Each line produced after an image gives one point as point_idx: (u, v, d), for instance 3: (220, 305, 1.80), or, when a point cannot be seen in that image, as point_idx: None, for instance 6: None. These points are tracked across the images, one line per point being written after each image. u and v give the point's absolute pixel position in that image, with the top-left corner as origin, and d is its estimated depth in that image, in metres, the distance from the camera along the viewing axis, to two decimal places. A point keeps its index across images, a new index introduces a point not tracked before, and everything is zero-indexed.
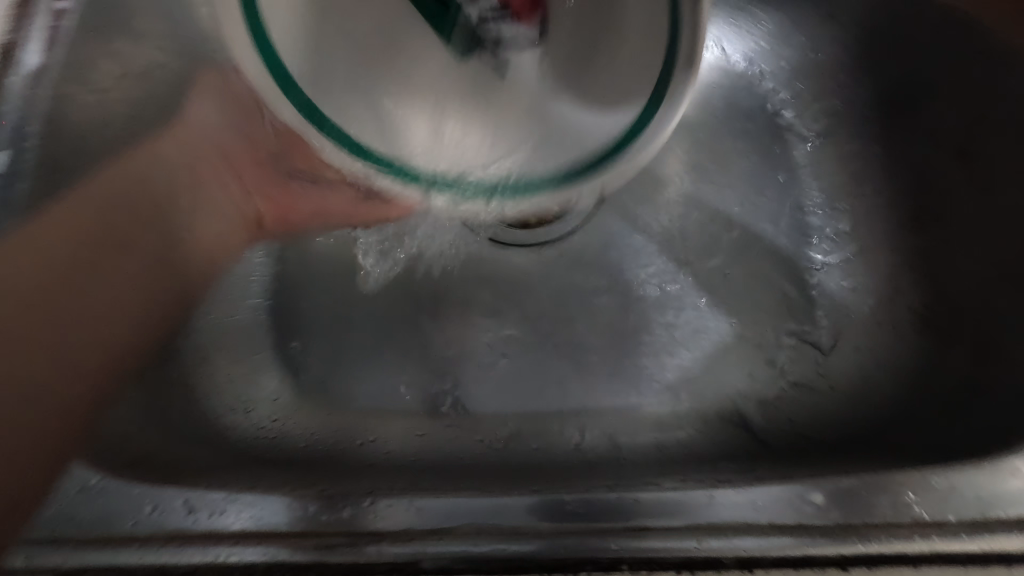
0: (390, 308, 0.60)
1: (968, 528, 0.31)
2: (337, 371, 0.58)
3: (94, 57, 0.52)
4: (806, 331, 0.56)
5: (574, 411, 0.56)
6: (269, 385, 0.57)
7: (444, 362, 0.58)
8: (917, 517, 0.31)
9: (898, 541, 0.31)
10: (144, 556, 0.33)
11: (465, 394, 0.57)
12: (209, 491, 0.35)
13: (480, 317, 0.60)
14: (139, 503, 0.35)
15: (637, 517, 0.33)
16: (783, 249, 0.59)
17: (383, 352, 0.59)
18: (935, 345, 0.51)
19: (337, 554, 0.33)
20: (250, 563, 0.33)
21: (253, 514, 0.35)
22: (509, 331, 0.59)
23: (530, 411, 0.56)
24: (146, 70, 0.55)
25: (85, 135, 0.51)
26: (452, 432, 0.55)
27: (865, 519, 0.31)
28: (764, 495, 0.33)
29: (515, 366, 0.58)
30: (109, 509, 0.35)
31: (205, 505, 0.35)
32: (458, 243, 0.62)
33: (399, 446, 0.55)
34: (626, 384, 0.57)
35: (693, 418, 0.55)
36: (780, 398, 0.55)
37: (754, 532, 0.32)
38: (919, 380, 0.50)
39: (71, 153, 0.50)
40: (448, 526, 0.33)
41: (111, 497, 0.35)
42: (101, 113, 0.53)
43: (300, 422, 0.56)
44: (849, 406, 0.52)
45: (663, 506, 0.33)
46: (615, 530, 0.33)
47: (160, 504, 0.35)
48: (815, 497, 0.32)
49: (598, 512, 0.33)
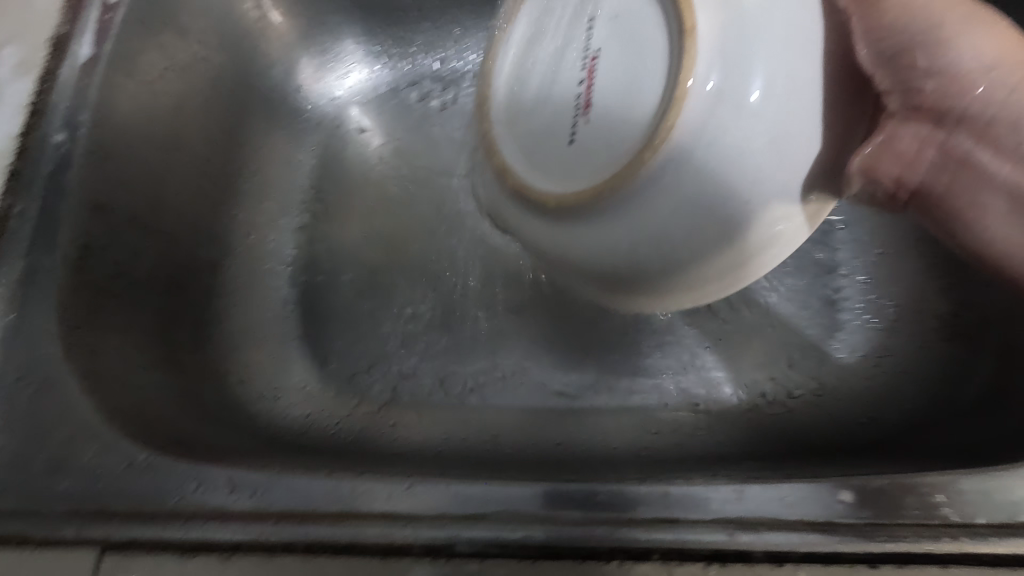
0: (417, 301, 0.61)
1: (996, 531, 0.31)
2: (362, 361, 0.59)
3: (144, 46, 0.52)
4: (829, 335, 0.57)
5: (597, 408, 0.57)
6: (298, 373, 0.58)
7: (470, 356, 0.59)
8: (946, 519, 0.32)
9: (926, 542, 0.31)
10: (189, 531, 0.35)
11: (484, 389, 0.58)
12: (249, 470, 0.36)
13: (505, 313, 0.61)
14: (183, 481, 0.36)
15: (667, 510, 0.33)
16: (808, 254, 0.59)
17: (408, 344, 0.60)
18: (960, 355, 0.51)
19: (373, 535, 0.34)
20: (290, 541, 0.34)
21: (291, 494, 0.35)
22: (531, 329, 0.60)
23: (553, 407, 0.57)
24: (190, 63, 0.56)
25: (132, 125, 0.52)
26: (477, 424, 0.56)
27: (894, 519, 0.32)
28: (795, 491, 0.33)
29: (535, 362, 0.59)
30: (156, 487, 0.36)
31: (247, 483, 0.36)
32: (482, 240, 0.63)
33: (425, 438, 0.56)
34: (648, 381, 0.57)
35: (713, 416, 0.55)
36: (801, 400, 0.55)
37: (784, 528, 0.32)
38: (943, 388, 0.50)
39: (119, 141, 0.51)
40: (482, 512, 0.34)
41: (158, 475, 0.36)
42: (147, 103, 0.53)
43: (331, 410, 0.57)
44: (869, 410, 0.53)
45: (694, 499, 0.33)
46: (646, 521, 0.33)
47: (203, 481, 0.36)
48: (845, 496, 0.33)
49: (627, 503, 0.34)
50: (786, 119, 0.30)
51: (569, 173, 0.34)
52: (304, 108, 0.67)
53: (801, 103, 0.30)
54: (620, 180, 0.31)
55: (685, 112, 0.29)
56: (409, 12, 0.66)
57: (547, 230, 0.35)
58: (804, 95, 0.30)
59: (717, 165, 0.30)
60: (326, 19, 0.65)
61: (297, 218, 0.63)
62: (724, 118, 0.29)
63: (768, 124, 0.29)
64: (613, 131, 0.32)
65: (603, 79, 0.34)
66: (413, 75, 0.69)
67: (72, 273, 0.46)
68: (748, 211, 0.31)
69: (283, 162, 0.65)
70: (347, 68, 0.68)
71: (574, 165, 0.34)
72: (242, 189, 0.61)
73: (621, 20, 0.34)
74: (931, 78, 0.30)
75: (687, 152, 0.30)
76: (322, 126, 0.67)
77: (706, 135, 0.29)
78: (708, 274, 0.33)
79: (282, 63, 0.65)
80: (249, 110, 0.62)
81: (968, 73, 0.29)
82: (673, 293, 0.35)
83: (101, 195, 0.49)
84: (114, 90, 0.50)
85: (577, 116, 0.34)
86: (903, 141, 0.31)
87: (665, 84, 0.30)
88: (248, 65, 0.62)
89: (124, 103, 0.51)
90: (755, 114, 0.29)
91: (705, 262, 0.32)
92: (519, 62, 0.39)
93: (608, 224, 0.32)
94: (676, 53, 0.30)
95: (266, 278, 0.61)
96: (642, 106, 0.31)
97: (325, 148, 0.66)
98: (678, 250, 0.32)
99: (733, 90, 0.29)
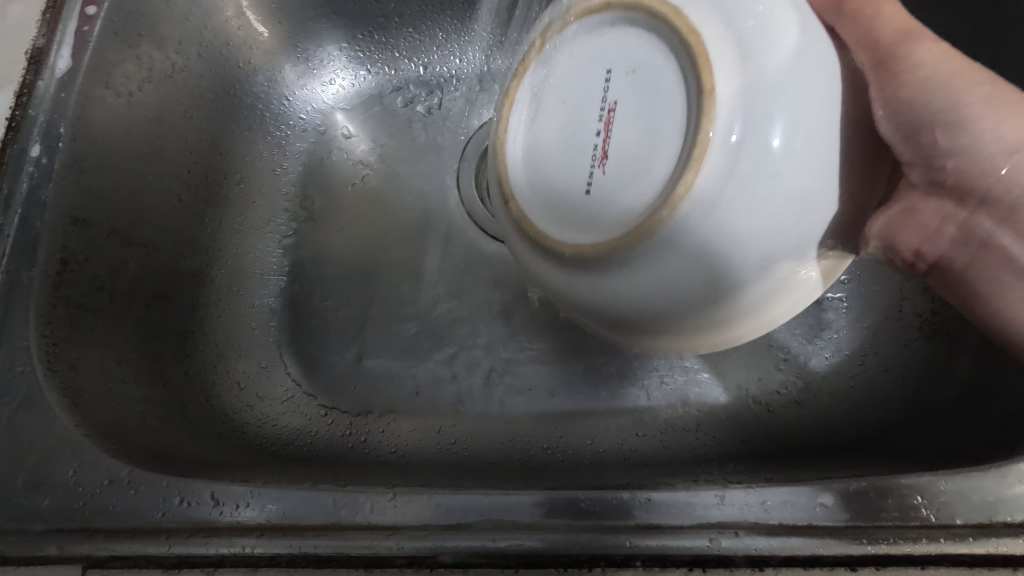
0: (406, 308, 0.61)
1: (974, 531, 0.32)
2: (352, 370, 0.59)
3: (121, 58, 0.52)
4: (815, 335, 0.57)
5: (586, 412, 0.57)
6: (285, 382, 0.58)
7: (458, 363, 0.59)
8: (925, 520, 0.32)
9: (906, 543, 0.32)
10: (173, 546, 0.35)
11: (472, 395, 0.58)
12: (232, 484, 0.36)
13: (492, 319, 0.61)
14: (165, 496, 0.36)
15: (649, 516, 0.34)
16: None
17: (396, 351, 0.60)
18: (943, 352, 0.51)
19: (358, 547, 0.34)
20: (275, 555, 0.34)
21: (275, 508, 0.35)
22: (518, 333, 0.60)
23: (541, 412, 0.57)
24: (169, 73, 0.56)
25: (112, 137, 0.52)
26: (465, 431, 0.56)
27: (874, 521, 0.32)
28: (777, 496, 0.33)
29: (523, 367, 0.59)
30: (138, 502, 0.36)
31: (231, 498, 0.36)
32: (469, 245, 0.63)
33: (413, 445, 0.56)
34: (636, 383, 0.57)
35: (700, 417, 0.56)
36: (787, 401, 0.55)
37: (765, 532, 0.32)
38: (925, 386, 0.51)
39: (98, 154, 0.51)
40: (467, 522, 0.34)
41: (140, 492, 0.36)
42: (126, 116, 0.53)
43: (321, 420, 0.57)
44: (854, 410, 0.53)
45: (677, 505, 0.34)
46: (628, 527, 0.33)
47: (186, 497, 0.36)
48: (826, 499, 0.33)
49: (610, 509, 0.34)
50: (806, 178, 0.30)
51: (589, 221, 0.34)
52: (288, 115, 0.66)
53: (821, 163, 0.30)
54: (644, 231, 0.31)
55: (707, 170, 0.30)
56: (391, 17, 0.65)
57: (576, 279, 0.35)
58: (824, 159, 0.30)
59: (738, 220, 0.30)
60: (309, 27, 0.65)
61: (283, 226, 0.63)
62: (741, 176, 0.30)
63: (789, 181, 0.30)
64: (630, 185, 0.33)
65: (619, 132, 0.34)
66: (396, 80, 0.68)
67: (51, 288, 0.46)
68: (760, 264, 0.31)
69: (268, 170, 0.64)
70: (331, 73, 0.68)
71: (591, 212, 0.34)
72: (226, 199, 0.61)
73: (638, 72, 0.34)
74: (952, 156, 0.33)
75: (707, 206, 0.30)
76: (308, 132, 0.67)
77: (727, 191, 0.30)
78: (720, 322, 0.33)
79: (266, 70, 0.64)
80: (232, 120, 0.62)
81: (989, 153, 0.32)
82: (687, 340, 0.35)
83: (81, 210, 0.49)
84: (92, 104, 0.50)
85: (593, 165, 0.34)
86: (921, 210, 0.35)
87: (684, 142, 0.31)
88: (231, 73, 0.61)
89: (103, 116, 0.51)
90: (775, 173, 0.30)
91: (718, 311, 0.32)
92: (533, 103, 0.38)
93: (630, 275, 0.32)
94: (694, 113, 0.31)
95: (251, 288, 0.60)
96: (660, 163, 0.32)
97: (310, 155, 0.66)
98: (703, 299, 0.32)
99: (754, 148, 0.30)
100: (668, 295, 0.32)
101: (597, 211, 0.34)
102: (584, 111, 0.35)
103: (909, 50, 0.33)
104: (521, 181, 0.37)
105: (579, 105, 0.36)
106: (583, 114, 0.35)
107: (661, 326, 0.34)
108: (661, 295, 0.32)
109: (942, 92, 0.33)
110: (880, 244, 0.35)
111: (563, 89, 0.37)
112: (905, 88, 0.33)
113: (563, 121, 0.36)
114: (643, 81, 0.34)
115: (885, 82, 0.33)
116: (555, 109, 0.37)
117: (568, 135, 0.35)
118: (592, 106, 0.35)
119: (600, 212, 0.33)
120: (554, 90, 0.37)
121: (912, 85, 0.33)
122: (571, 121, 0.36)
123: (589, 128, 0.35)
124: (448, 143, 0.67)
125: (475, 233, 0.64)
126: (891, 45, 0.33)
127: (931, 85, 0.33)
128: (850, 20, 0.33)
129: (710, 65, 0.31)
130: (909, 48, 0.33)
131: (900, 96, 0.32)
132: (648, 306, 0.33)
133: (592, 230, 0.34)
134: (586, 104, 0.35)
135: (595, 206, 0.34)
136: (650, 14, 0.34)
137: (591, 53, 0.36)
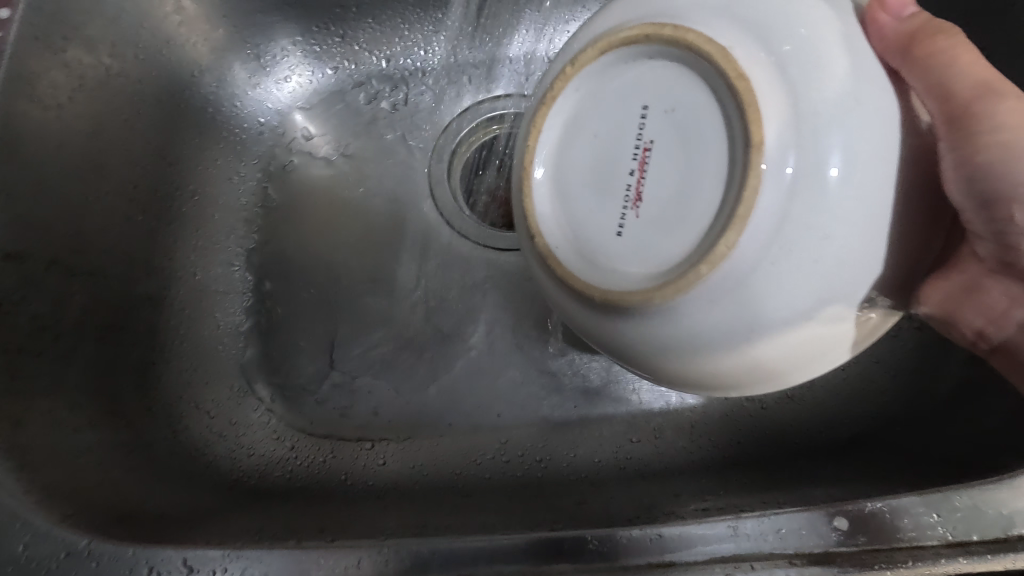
0: (380, 319, 0.58)
1: (992, 548, 0.31)
2: (328, 393, 0.56)
3: (46, 66, 0.46)
4: None
5: (577, 421, 0.55)
6: (259, 409, 0.54)
7: (441, 378, 0.56)
8: (943, 538, 0.31)
9: (925, 565, 0.31)
10: None
11: (458, 410, 0.55)
12: (206, 547, 0.33)
13: (476, 329, 0.58)
14: (133, 567, 0.33)
15: (661, 552, 0.32)
16: None
17: (376, 369, 0.56)
18: (935, 344, 0.50)
19: None
20: None
21: (258, 571, 0.32)
22: (502, 341, 0.57)
23: (532, 424, 0.55)
24: (103, 80, 0.50)
25: (45, 155, 0.47)
26: (453, 448, 0.54)
27: (891, 543, 0.31)
28: (791, 523, 0.32)
29: (509, 377, 0.56)
30: (104, 575, 0.33)
31: (205, 563, 0.33)
32: (446, 251, 0.60)
33: (399, 468, 0.53)
34: (626, 389, 0.55)
35: (696, 419, 0.54)
36: (782, 400, 0.54)
37: (782, 562, 0.31)
38: (920, 378, 0.50)
39: (30, 176, 0.46)
40: (469, 572, 0.32)
41: (104, 562, 0.33)
42: (57, 132, 0.47)
43: (299, 449, 0.53)
44: (847, 406, 0.52)
45: (689, 540, 0.32)
46: (641, 567, 0.32)
47: (155, 565, 0.33)
48: (841, 522, 0.32)
49: (617, 546, 0.32)
50: (855, 236, 0.28)
51: (620, 270, 0.32)
52: (243, 118, 0.61)
53: (873, 213, 0.28)
54: (680, 287, 0.29)
55: (752, 226, 0.28)
56: (349, 7, 0.60)
57: (606, 323, 0.32)
58: (877, 208, 0.28)
59: (781, 276, 0.28)
60: (258, 20, 0.59)
61: (245, 241, 0.59)
62: (791, 231, 0.28)
63: (841, 234, 0.28)
64: (667, 236, 0.31)
65: (656, 175, 0.31)
66: (358, 75, 0.63)
67: None
68: (798, 318, 0.29)
69: (225, 178, 0.59)
70: (287, 69, 0.62)
71: (625, 259, 0.32)
72: (179, 215, 0.56)
73: (677, 109, 0.31)
74: None
75: (752, 261, 0.28)
76: (267, 136, 0.62)
77: (773, 246, 0.28)
78: (757, 376, 0.31)
79: (215, 69, 0.59)
80: (181, 127, 0.57)
81: None
82: (721, 390, 0.33)
83: (13, 242, 0.44)
84: (16, 120, 0.45)
85: (626, 209, 0.32)
86: (986, 290, 0.34)
87: (727, 195, 0.29)
88: (175, 75, 0.56)
89: (31, 135, 0.46)
90: (824, 226, 0.28)
91: (752, 366, 0.31)
92: (563, 133, 0.34)
93: (663, 323, 0.30)
94: (742, 166, 0.28)
95: (214, 309, 0.56)
96: (697, 209, 0.30)
97: (269, 162, 0.61)
98: (742, 351, 0.30)
99: (809, 196, 0.28)
100: (704, 348, 0.30)
101: (631, 261, 0.32)
102: (619, 149, 0.33)
103: (989, 106, 0.31)
104: (547, 214, 0.34)
105: (613, 143, 0.33)
106: (617, 154, 0.33)
107: (697, 375, 0.32)
108: (696, 348, 0.30)
109: (1021, 155, 0.31)
110: (940, 315, 0.34)
111: (596, 121, 0.33)
112: (983, 153, 0.30)
113: (594, 159, 0.33)
114: (684, 121, 0.31)
115: (961, 139, 0.30)
116: (586, 144, 0.34)
117: (601, 175, 0.33)
118: (625, 142, 0.32)
119: (636, 262, 0.31)
120: (586, 119, 0.34)
121: (989, 151, 0.30)
122: (603, 160, 0.33)
123: (625, 168, 0.32)
124: (418, 142, 0.63)
125: (453, 238, 0.60)
126: (969, 98, 0.31)
127: (1010, 151, 0.31)
128: (920, 67, 0.30)
129: (759, 115, 0.28)
130: (987, 104, 0.31)
131: (976, 162, 0.30)
132: (683, 357, 0.31)
133: (624, 280, 0.31)
134: (622, 141, 0.33)
135: (631, 255, 0.32)
136: (690, 45, 0.30)
137: (623, 80, 0.33)
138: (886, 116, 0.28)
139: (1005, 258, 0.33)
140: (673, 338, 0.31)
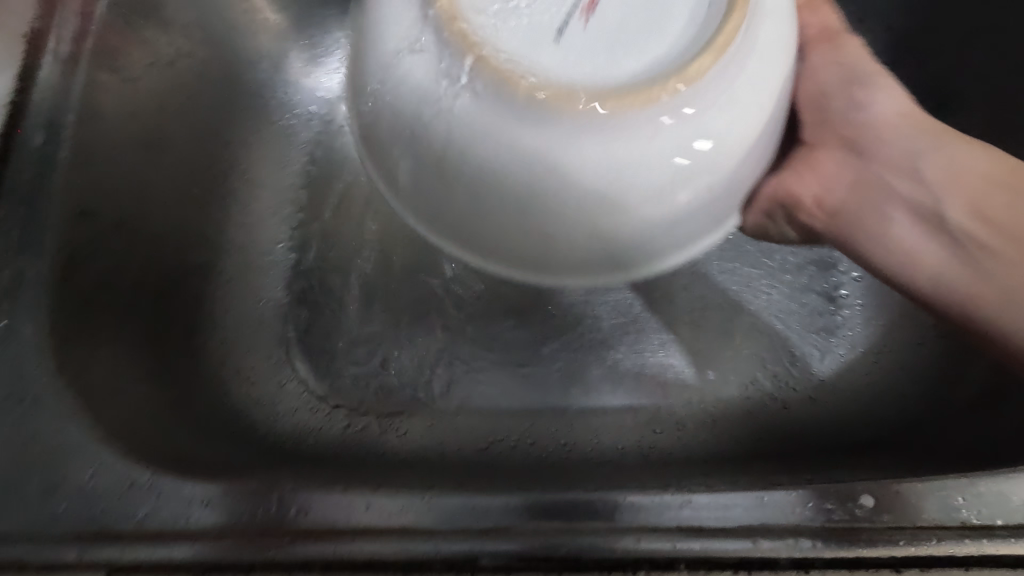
0: (416, 301, 0.60)
1: (1014, 531, 0.32)
2: (362, 367, 0.58)
3: (127, 42, 0.50)
4: (829, 333, 0.58)
5: (601, 408, 0.56)
6: (294, 375, 0.57)
7: (472, 359, 0.58)
8: (966, 521, 0.32)
9: (947, 543, 0.32)
10: (200, 551, 0.34)
11: (485, 390, 0.57)
12: (260, 487, 0.35)
13: (506, 316, 0.60)
14: (190, 501, 0.35)
15: (691, 518, 0.33)
16: (805, 253, 0.61)
17: (410, 347, 0.59)
18: (959, 354, 0.52)
19: (394, 551, 0.33)
20: (309, 559, 0.33)
21: (308, 511, 0.34)
22: (533, 328, 0.59)
23: (556, 408, 0.56)
24: (174, 59, 0.54)
25: (119, 123, 0.50)
26: (482, 425, 0.55)
27: (914, 522, 0.32)
28: (817, 498, 0.33)
29: (537, 363, 0.58)
30: (165, 508, 0.35)
31: (257, 501, 0.35)
32: None
33: (424, 441, 0.54)
34: (651, 381, 0.57)
35: (717, 414, 0.56)
36: (805, 398, 0.56)
37: (809, 533, 0.32)
38: (943, 384, 0.51)
39: (105, 142, 0.49)
40: (506, 524, 0.33)
41: (164, 494, 0.35)
42: (132, 102, 0.51)
43: (331, 418, 0.55)
44: (869, 409, 0.53)
45: (718, 506, 0.33)
46: (670, 530, 0.33)
47: (212, 501, 0.35)
48: (866, 500, 0.33)
49: (646, 509, 0.33)
50: (730, 156, 0.31)
51: (547, 73, 0.30)
52: (294, 105, 0.64)
53: (749, 134, 0.31)
54: (624, 100, 0.29)
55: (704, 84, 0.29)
56: None
57: (452, 180, 0.30)
58: (748, 130, 0.31)
59: (660, 141, 0.29)
60: (319, 14, 0.63)
61: (291, 219, 0.61)
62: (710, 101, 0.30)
63: (725, 123, 0.30)
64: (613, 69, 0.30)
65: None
66: None
67: (57, 285, 0.43)
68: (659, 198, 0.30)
69: (275, 160, 0.62)
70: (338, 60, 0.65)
71: (564, 66, 0.30)
72: (231, 190, 0.59)
73: None
74: (851, 119, 0.41)
75: (673, 100, 0.29)
76: (315, 123, 0.64)
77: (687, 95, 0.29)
78: (605, 248, 0.32)
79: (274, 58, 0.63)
80: (238, 108, 0.60)
81: (879, 120, 0.40)
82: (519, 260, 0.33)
83: (86, 202, 0.47)
84: (98, 89, 0.48)
85: (572, 14, 0.32)
86: (823, 163, 0.41)
87: (691, 51, 0.30)
88: (236, 60, 0.60)
89: (109, 103, 0.49)
90: (726, 114, 0.30)
91: (577, 234, 0.31)
92: None
93: (554, 148, 0.29)
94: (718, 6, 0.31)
95: (259, 281, 0.59)
96: (647, 62, 0.31)
97: (315, 146, 0.64)
98: (606, 200, 0.30)
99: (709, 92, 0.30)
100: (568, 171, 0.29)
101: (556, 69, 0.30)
102: None
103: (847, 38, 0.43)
104: None
105: None
106: None
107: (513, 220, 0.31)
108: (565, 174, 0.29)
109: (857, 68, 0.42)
110: (769, 200, 0.41)
111: None
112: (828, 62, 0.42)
113: None
114: None
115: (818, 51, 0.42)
116: None
117: None
118: None
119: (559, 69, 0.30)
120: None
121: (840, 60, 0.42)
122: None
123: None
124: None
125: None
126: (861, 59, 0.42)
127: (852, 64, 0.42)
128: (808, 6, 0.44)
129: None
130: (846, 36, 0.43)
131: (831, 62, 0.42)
132: (545, 188, 0.29)
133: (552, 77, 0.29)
134: None
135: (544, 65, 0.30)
136: None
137: None
138: (781, 44, 0.32)
139: (840, 134, 0.41)
140: (564, 158, 0.29)
